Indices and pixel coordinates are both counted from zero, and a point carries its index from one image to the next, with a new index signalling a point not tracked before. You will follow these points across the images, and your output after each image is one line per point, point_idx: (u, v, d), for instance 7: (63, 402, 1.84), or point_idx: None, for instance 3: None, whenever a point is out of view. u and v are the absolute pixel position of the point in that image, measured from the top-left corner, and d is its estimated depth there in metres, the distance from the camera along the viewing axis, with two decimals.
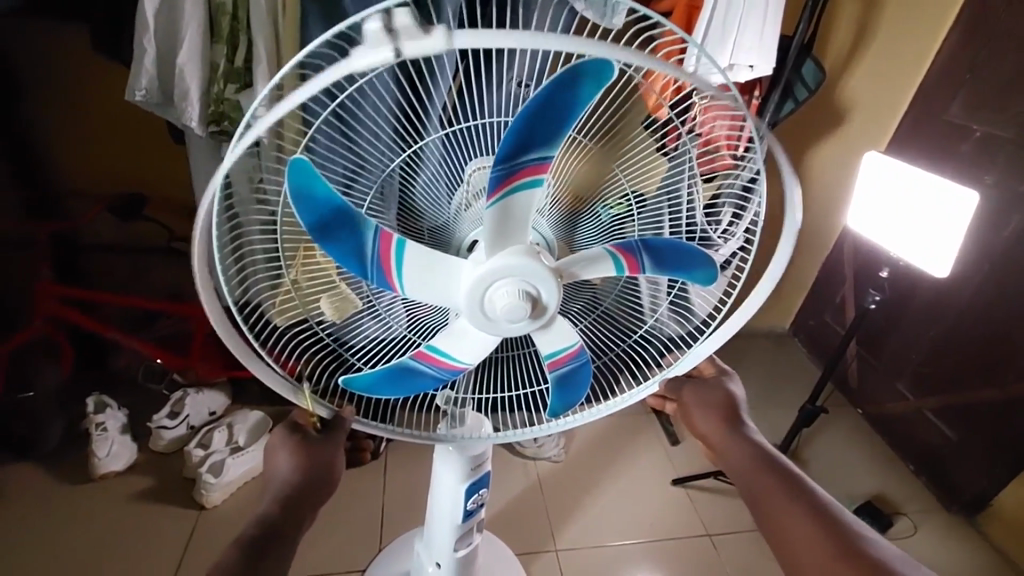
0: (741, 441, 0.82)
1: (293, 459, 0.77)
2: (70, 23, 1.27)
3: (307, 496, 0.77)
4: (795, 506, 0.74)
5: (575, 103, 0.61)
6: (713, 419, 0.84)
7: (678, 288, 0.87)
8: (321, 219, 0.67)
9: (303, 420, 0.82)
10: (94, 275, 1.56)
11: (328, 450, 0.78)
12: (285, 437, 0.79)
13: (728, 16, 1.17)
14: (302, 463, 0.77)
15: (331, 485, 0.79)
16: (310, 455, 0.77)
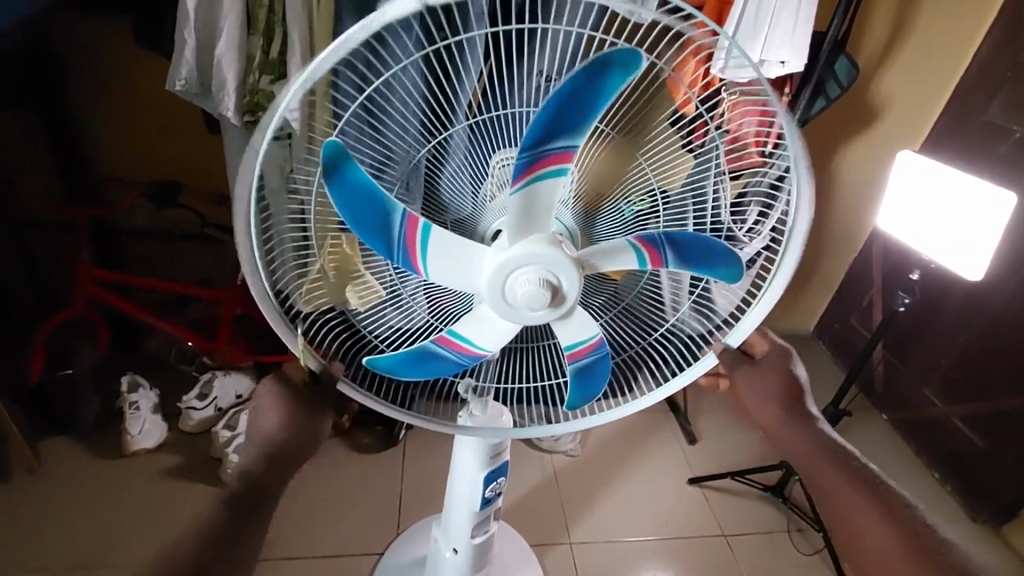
0: (801, 432, 0.79)
1: (280, 415, 0.81)
2: (113, 15, 1.32)
3: (290, 455, 0.81)
4: (866, 500, 0.75)
5: (601, 94, 0.64)
6: (766, 406, 0.81)
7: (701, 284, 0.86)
8: (351, 199, 0.70)
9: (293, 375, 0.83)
10: (130, 260, 1.61)
11: (316, 413, 0.82)
12: (276, 391, 0.82)
13: (759, 11, 1.15)
14: (289, 422, 0.80)
15: (309, 448, 0.82)
16: (302, 412, 0.81)
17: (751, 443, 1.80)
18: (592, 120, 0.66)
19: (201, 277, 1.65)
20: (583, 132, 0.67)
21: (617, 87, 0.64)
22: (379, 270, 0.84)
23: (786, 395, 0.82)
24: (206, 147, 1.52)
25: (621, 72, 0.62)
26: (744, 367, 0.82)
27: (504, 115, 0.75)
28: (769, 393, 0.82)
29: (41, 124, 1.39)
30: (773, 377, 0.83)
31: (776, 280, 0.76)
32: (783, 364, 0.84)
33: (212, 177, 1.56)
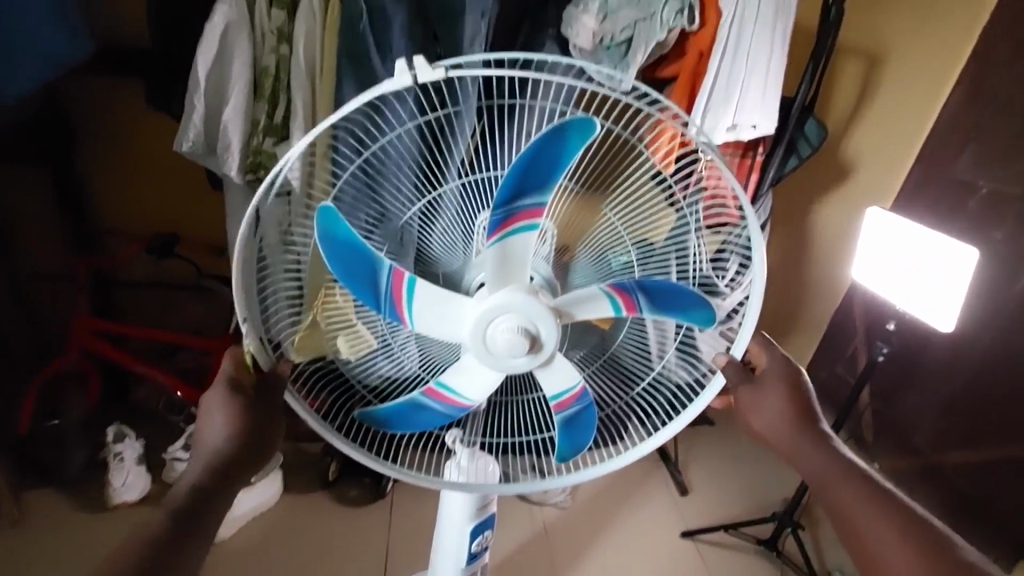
0: (810, 446, 0.78)
1: (227, 419, 0.73)
2: (127, 79, 1.40)
3: (236, 467, 0.72)
4: (899, 524, 0.69)
5: (562, 154, 0.70)
6: (782, 426, 0.79)
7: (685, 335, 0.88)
8: (340, 254, 0.74)
9: (236, 372, 0.76)
10: (125, 309, 1.63)
11: (267, 415, 0.75)
12: (220, 396, 0.74)
13: (730, 81, 1.25)
14: (237, 430, 0.72)
15: (259, 461, 0.74)
16: (253, 416, 0.74)
17: (743, 494, 1.78)
18: (558, 179, 0.72)
19: (194, 326, 1.66)
20: (550, 189, 0.73)
21: (577, 149, 0.70)
22: (370, 320, 0.86)
23: (804, 412, 0.80)
24: (207, 199, 1.57)
25: (579, 136, 0.69)
26: (745, 385, 0.81)
27: (491, 176, 0.81)
28: (778, 411, 0.80)
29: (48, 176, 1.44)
30: (773, 399, 0.81)
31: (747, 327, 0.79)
32: (786, 371, 0.83)
33: (211, 228, 1.61)
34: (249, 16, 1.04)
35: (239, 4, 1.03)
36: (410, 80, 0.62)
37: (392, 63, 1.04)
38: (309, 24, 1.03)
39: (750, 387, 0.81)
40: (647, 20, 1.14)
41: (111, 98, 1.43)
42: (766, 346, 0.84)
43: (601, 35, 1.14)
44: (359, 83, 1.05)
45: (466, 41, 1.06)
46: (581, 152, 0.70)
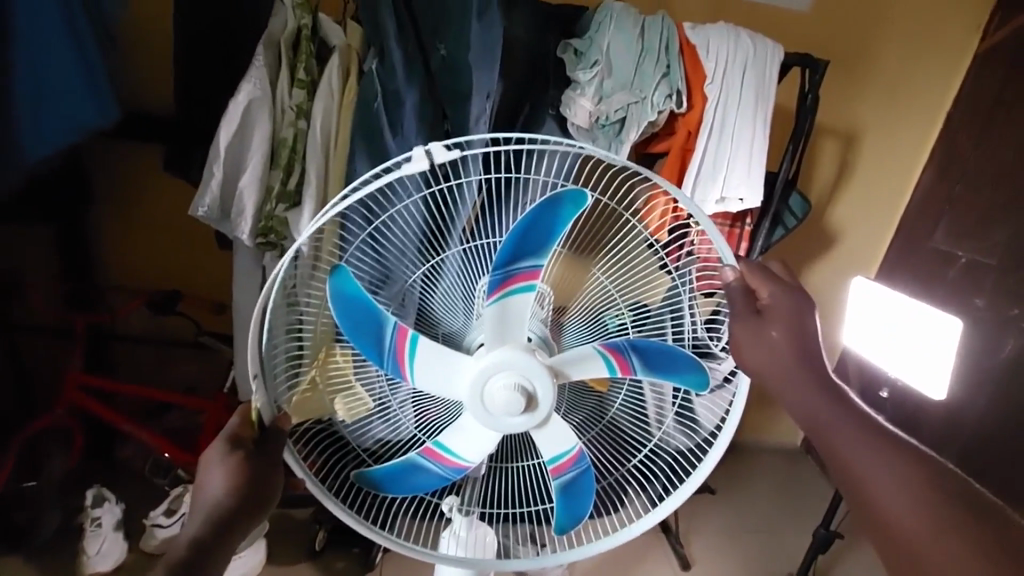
0: (808, 390, 0.64)
1: (224, 474, 0.67)
2: (146, 145, 1.46)
3: (238, 520, 0.65)
4: (916, 476, 0.53)
5: (557, 220, 0.74)
6: (777, 360, 0.68)
7: (682, 403, 0.90)
8: (344, 311, 0.76)
9: (237, 428, 0.73)
10: (120, 366, 1.61)
11: (266, 472, 0.69)
12: (217, 451, 0.69)
13: (717, 157, 1.33)
14: (239, 481, 0.67)
15: (259, 515, 0.68)
16: (252, 470, 0.68)
17: (746, 568, 1.71)
18: (552, 243, 0.76)
19: (188, 384, 1.64)
20: (547, 253, 0.77)
21: (570, 216, 0.74)
22: (368, 380, 0.87)
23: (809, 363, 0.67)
24: (212, 258, 1.59)
25: (571, 207, 0.74)
26: (743, 317, 0.72)
27: (490, 242, 0.85)
28: (774, 349, 0.68)
29: (56, 233, 1.45)
30: (777, 330, 0.69)
31: (739, 398, 0.79)
32: (793, 310, 0.71)
33: (214, 288, 1.62)
34: (271, 93, 1.12)
35: (261, 83, 1.10)
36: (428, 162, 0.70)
37: (403, 138, 1.12)
38: (328, 102, 1.14)
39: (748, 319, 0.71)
40: (638, 103, 1.23)
41: (129, 161, 1.49)
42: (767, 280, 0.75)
43: (597, 115, 1.22)
44: (371, 155, 1.12)
45: (472, 119, 1.14)
46: (574, 217, 0.74)
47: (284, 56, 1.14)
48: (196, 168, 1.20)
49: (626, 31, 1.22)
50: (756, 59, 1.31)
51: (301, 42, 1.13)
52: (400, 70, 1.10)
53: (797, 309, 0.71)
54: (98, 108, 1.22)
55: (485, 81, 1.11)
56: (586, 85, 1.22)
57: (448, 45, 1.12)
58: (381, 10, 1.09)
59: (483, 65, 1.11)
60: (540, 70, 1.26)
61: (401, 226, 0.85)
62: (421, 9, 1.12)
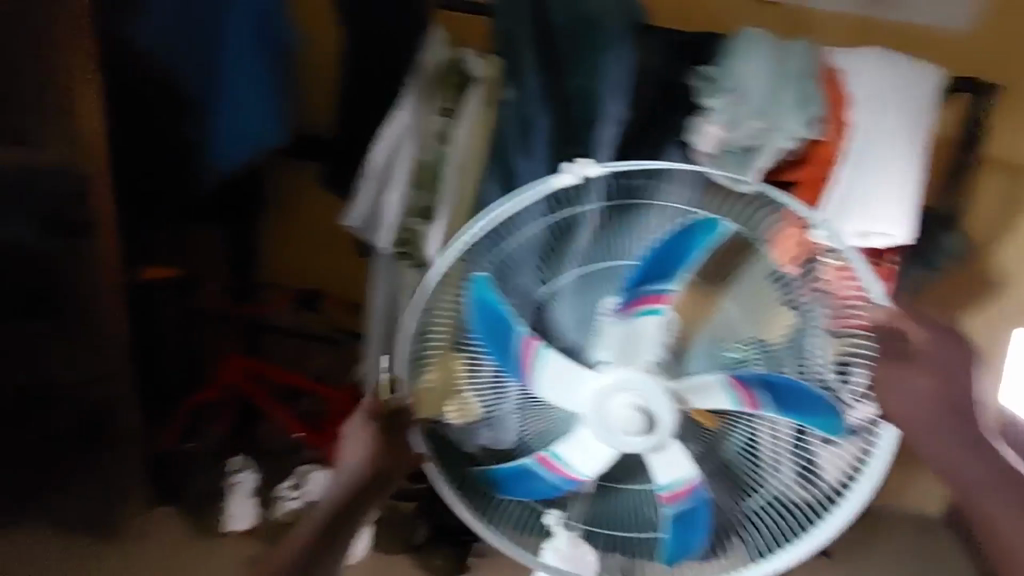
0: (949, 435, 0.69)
1: (368, 442, 0.82)
2: (307, 162, 1.68)
3: (372, 486, 0.81)
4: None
5: (684, 249, 0.81)
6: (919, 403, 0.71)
7: (802, 452, 0.88)
8: (484, 316, 0.86)
9: (371, 406, 0.84)
10: (266, 352, 1.85)
11: (401, 443, 0.83)
12: (362, 421, 0.83)
13: (860, 188, 1.24)
14: (374, 454, 0.81)
15: (388, 482, 0.83)
16: (388, 442, 0.82)
17: None
18: (680, 270, 0.82)
19: (319, 375, 1.83)
20: (675, 279, 0.82)
21: (698, 246, 0.81)
22: (481, 390, 0.92)
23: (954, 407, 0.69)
24: (349, 263, 1.78)
25: (700, 235, 0.81)
26: (886, 358, 0.74)
27: (609, 265, 0.89)
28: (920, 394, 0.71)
29: (231, 235, 1.72)
30: (924, 376, 0.71)
31: (882, 451, 0.80)
32: (949, 355, 0.70)
33: (348, 290, 1.81)
34: (419, 121, 1.25)
35: (411, 111, 1.24)
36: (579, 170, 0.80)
37: (533, 163, 1.18)
38: (467, 128, 1.25)
39: (891, 360, 0.74)
40: (772, 130, 1.19)
41: (292, 176, 1.73)
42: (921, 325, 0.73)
43: (725, 142, 1.20)
44: (502, 178, 1.20)
45: (599, 144, 1.18)
46: (702, 251, 0.82)
47: (430, 86, 1.26)
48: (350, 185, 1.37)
49: (764, 57, 1.19)
50: (907, 88, 1.24)
51: (447, 75, 1.27)
52: (535, 100, 1.17)
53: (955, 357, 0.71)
54: (278, 129, 1.39)
55: (615, 110, 1.16)
56: (716, 112, 1.20)
57: (580, 76, 1.18)
58: (521, 45, 1.18)
59: (614, 94, 1.17)
60: (667, 98, 1.26)
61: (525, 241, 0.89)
62: (558, 41, 1.18)
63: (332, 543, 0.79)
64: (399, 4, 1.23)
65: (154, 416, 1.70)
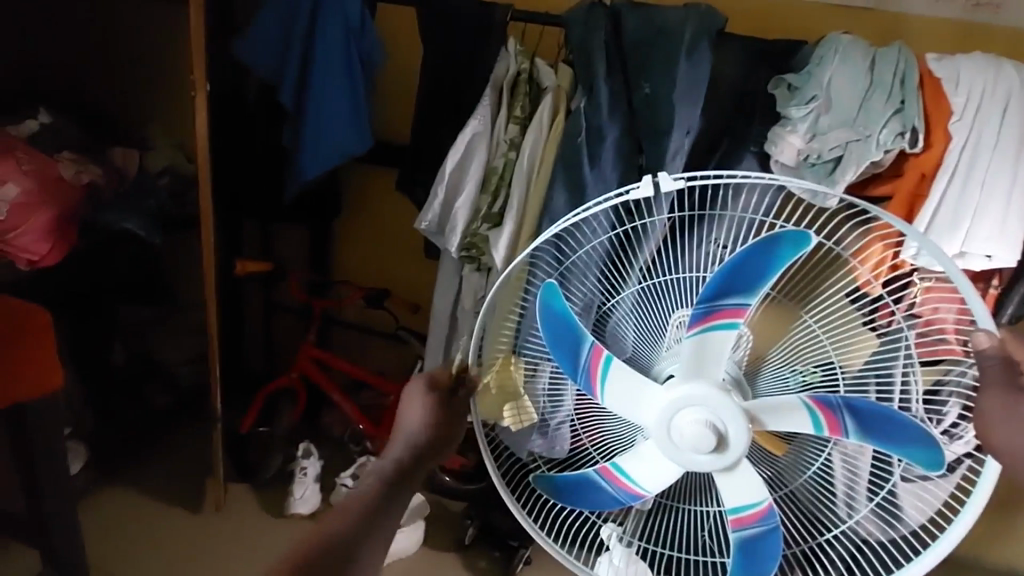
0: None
1: (425, 408, 0.77)
2: (380, 166, 1.76)
3: (434, 450, 0.76)
4: None
5: (774, 258, 0.71)
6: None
7: (878, 489, 0.84)
8: (547, 322, 0.83)
9: (433, 372, 0.81)
10: (334, 345, 1.95)
11: (458, 414, 0.79)
12: (420, 386, 0.79)
13: (961, 203, 1.14)
14: (437, 417, 0.77)
15: (447, 448, 0.78)
16: (448, 409, 0.78)
17: None
18: (765, 283, 0.73)
19: (381, 371, 1.92)
20: (756, 293, 0.74)
21: (788, 257, 0.71)
22: (534, 394, 0.93)
23: None
24: (415, 264, 1.85)
25: (789, 247, 0.71)
26: (997, 387, 0.63)
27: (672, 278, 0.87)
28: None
29: (308, 233, 1.83)
30: None
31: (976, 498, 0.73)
32: None
33: (412, 290, 1.88)
34: (490, 128, 1.29)
35: (485, 119, 1.28)
36: (650, 187, 0.77)
37: (601, 171, 1.19)
38: (537, 134, 1.27)
39: (1006, 395, 0.62)
40: (860, 141, 1.12)
41: (366, 179, 1.81)
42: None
43: (807, 153, 1.15)
44: (569, 184, 1.20)
45: (669, 154, 1.17)
46: (794, 258, 0.72)
47: (504, 95, 1.30)
48: (420, 188, 1.42)
49: (854, 65, 1.13)
50: (1022, 95, 1.12)
51: (520, 83, 1.30)
52: (606, 106, 1.18)
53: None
54: (358, 137, 1.47)
55: (687, 117, 1.16)
56: (799, 121, 1.15)
57: (653, 84, 1.17)
58: (595, 54, 1.18)
59: (688, 101, 1.16)
60: (745, 107, 1.22)
61: (587, 255, 0.94)
62: (632, 50, 1.19)
63: (383, 520, 0.71)
64: (477, 16, 1.28)
65: (233, 398, 1.84)
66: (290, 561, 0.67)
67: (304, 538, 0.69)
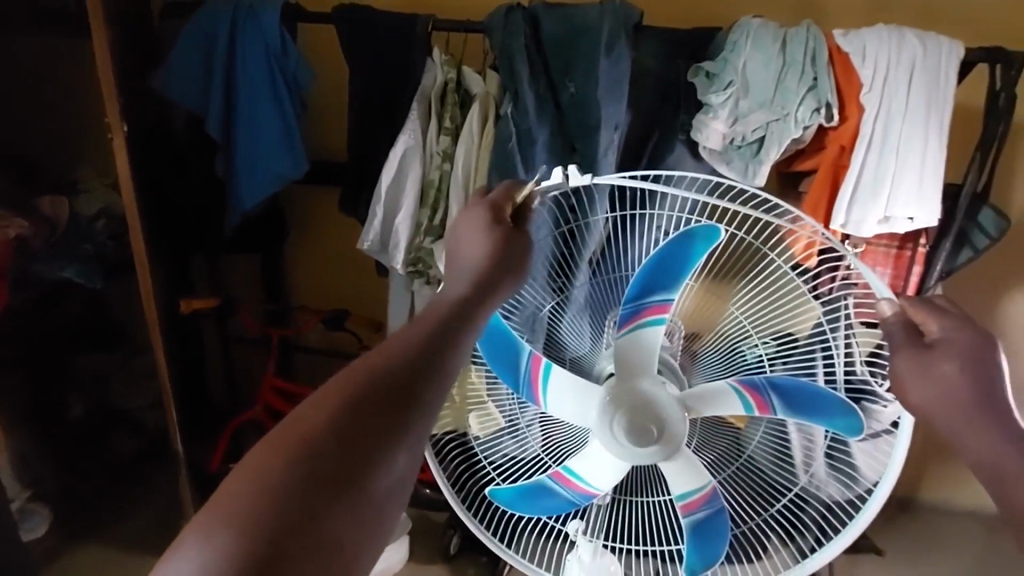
0: (981, 433, 0.58)
1: (486, 242, 0.72)
2: (324, 186, 1.74)
3: (502, 273, 0.71)
4: None
5: (689, 255, 0.81)
6: (949, 397, 0.61)
7: (835, 451, 0.86)
8: (493, 339, 0.88)
9: (501, 201, 0.77)
10: (300, 371, 1.93)
11: (520, 250, 0.74)
12: (477, 217, 0.75)
13: (880, 173, 1.19)
14: (499, 241, 0.73)
15: (513, 275, 0.72)
16: (506, 244, 0.73)
17: None
18: (683, 279, 0.83)
19: None
20: (676, 287, 0.84)
21: (701, 252, 0.81)
22: (500, 401, 0.95)
23: (986, 396, 0.60)
24: (372, 281, 1.83)
25: (702, 242, 0.80)
26: (907, 349, 0.64)
27: (622, 274, 0.91)
28: (947, 385, 0.61)
29: (259, 261, 1.80)
30: (948, 365, 0.62)
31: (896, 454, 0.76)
32: (972, 340, 0.63)
33: (371, 308, 1.87)
34: (422, 141, 1.28)
35: (415, 132, 1.27)
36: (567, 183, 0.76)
37: (535, 175, 1.21)
38: (469, 145, 1.27)
39: (916, 352, 0.64)
40: (779, 120, 1.17)
41: (311, 201, 1.79)
42: (934, 313, 0.66)
43: (731, 136, 1.19)
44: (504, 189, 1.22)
45: (600, 150, 1.19)
46: (705, 254, 0.81)
47: (433, 106, 1.30)
48: (362, 206, 1.40)
49: (766, 48, 1.16)
50: (928, 60, 1.16)
51: (448, 94, 1.29)
52: (533, 112, 1.20)
53: (979, 346, 0.62)
54: (292, 160, 1.43)
55: (612, 114, 1.18)
56: (719, 108, 1.19)
57: (578, 83, 1.18)
58: (517, 60, 1.19)
59: (613, 99, 1.18)
60: (669, 96, 1.25)
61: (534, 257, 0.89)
62: (553, 52, 1.20)
63: (449, 350, 0.60)
64: (397, 29, 1.27)
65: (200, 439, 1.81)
66: (342, 392, 0.52)
67: (359, 364, 0.55)
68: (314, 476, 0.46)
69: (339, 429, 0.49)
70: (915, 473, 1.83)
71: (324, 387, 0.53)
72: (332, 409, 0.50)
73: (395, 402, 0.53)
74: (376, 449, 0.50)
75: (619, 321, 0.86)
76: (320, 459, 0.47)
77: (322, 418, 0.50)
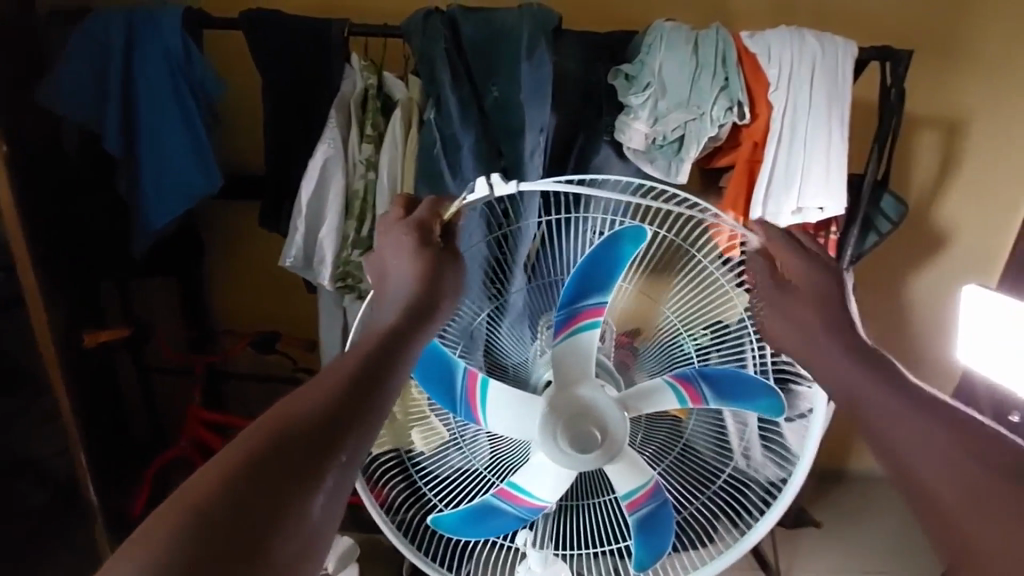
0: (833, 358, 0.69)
1: (411, 263, 0.69)
2: (244, 201, 1.64)
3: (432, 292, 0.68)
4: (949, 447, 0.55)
5: (617, 257, 0.83)
6: (800, 330, 0.72)
7: (769, 433, 0.88)
8: (424, 361, 0.84)
9: (427, 215, 0.74)
10: (231, 399, 1.81)
11: (447, 264, 0.71)
12: (402, 237, 0.72)
13: (791, 166, 1.26)
14: (426, 259, 0.70)
15: (444, 290, 0.70)
16: (433, 261, 0.70)
17: None
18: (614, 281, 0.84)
19: None
20: (608, 290, 0.85)
21: (628, 255, 0.83)
22: (445, 417, 0.92)
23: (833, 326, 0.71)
24: (303, 298, 1.75)
25: (628, 244, 0.81)
26: (767, 290, 0.75)
27: (556, 279, 0.90)
28: (799, 321, 0.72)
29: (177, 284, 1.68)
30: (801, 306, 0.72)
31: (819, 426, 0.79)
32: (824, 281, 0.73)
33: (305, 326, 1.78)
34: (344, 150, 1.23)
35: (336, 141, 1.22)
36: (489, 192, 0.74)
37: (464, 182, 1.19)
38: (393, 152, 1.24)
39: (775, 293, 0.74)
40: (697, 120, 1.21)
41: (232, 218, 1.68)
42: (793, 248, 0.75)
43: (653, 136, 1.22)
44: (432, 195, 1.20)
45: (526, 154, 1.18)
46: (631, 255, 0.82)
47: (354, 114, 1.25)
48: (284, 220, 1.33)
49: (679, 50, 1.20)
50: (826, 59, 1.24)
51: (369, 100, 1.25)
52: (456, 117, 1.18)
53: (831, 286, 0.73)
54: (204, 175, 1.34)
55: (537, 118, 1.17)
56: (640, 109, 1.21)
57: (501, 87, 1.17)
58: (437, 64, 1.17)
59: (538, 102, 1.18)
60: (592, 98, 1.26)
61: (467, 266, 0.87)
62: (472, 55, 1.18)
63: (377, 391, 0.57)
64: (310, 34, 1.22)
65: None
66: (249, 444, 0.48)
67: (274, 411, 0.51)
68: (211, 540, 0.41)
69: (244, 480, 0.45)
70: (842, 447, 1.95)
71: (232, 439, 0.49)
72: (236, 463, 0.46)
73: (312, 448, 0.49)
74: (287, 502, 0.46)
75: (556, 326, 0.85)
76: (222, 510, 0.43)
77: (227, 473, 0.45)
